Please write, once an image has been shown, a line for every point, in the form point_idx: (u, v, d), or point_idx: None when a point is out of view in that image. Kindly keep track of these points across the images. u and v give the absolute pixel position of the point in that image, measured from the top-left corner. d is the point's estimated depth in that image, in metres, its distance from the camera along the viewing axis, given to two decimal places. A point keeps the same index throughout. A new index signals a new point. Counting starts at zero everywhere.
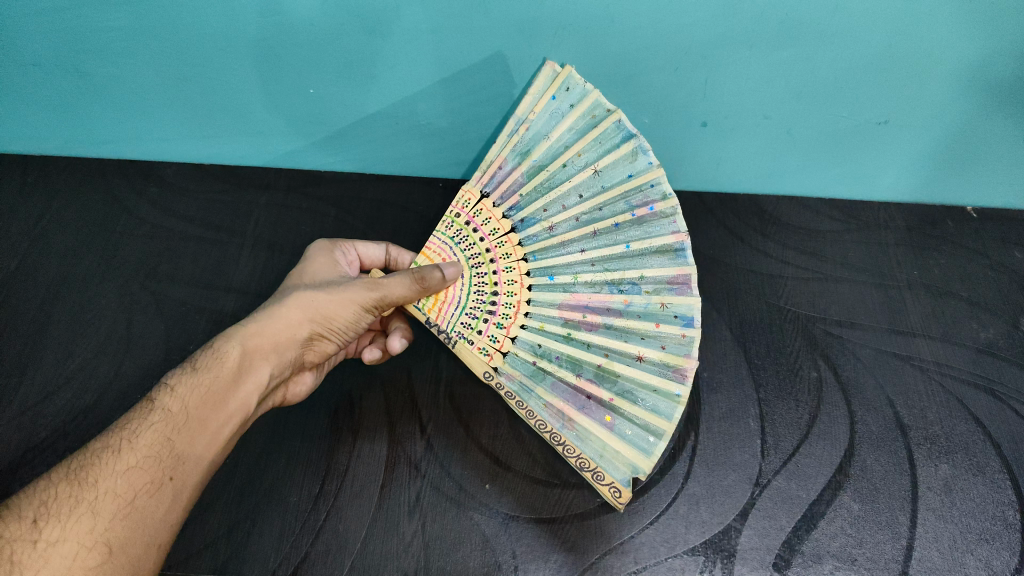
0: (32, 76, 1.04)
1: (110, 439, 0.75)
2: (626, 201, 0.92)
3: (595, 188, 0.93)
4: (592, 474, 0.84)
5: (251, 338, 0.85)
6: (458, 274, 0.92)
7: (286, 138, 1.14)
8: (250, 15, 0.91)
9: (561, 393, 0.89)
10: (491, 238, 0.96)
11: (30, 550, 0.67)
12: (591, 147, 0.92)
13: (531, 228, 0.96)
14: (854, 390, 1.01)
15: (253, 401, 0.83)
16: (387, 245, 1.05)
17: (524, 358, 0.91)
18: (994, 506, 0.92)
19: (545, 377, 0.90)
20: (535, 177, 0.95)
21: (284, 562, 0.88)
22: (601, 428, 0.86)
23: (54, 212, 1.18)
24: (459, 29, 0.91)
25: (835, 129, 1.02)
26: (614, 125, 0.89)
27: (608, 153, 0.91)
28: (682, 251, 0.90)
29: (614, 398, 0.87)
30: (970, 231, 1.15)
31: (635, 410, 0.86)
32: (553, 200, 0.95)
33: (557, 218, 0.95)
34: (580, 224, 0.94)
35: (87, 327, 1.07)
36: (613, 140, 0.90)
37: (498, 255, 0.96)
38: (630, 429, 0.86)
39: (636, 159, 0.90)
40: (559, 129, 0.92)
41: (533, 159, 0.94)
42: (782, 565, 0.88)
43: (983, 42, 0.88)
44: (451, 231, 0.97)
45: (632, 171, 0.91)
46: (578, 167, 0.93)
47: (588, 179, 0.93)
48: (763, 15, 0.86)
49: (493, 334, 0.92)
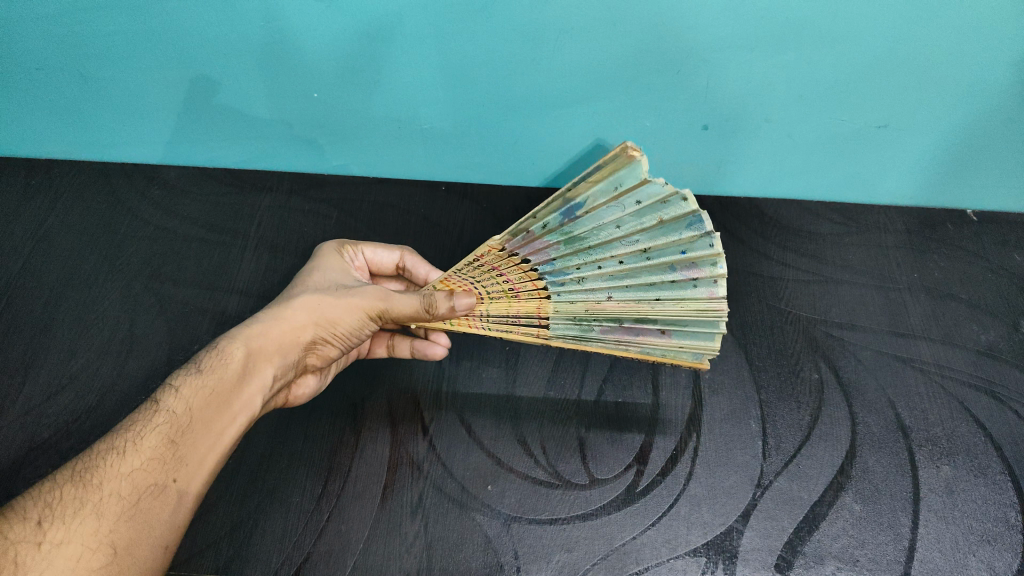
0: (36, 80, 1.05)
1: (114, 441, 0.75)
2: (673, 275, 0.78)
3: (637, 262, 0.78)
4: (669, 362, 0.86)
5: (256, 339, 0.85)
6: (472, 306, 0.87)
7: (289, 141, 1.14)
8: (255, 18, 0.92)
9: (610, 332, 0.85)
10: (515, 279, 0.86)
11: (34, 551, 0.66)
12: (644, 232, 0.74)
13: (559, 279, 0.83)
14: (856, 391, 1.02)
15: (258, 402, 0.83)
16: (402, 251, 1.05)
17: (562, 325, 0.86)
18: (996, 507, 0.92)
19: (591, 329, 0.86)
20: (573, 245, 0.78)
21: (285, 562, 0.88)
22: (659, 338, 0.83)
23: (59, 213, 1.19)
24: (461, 33, 0.92)
25: (836, 133, 1.03)
26: (683, 221, 0.72)
27: (663, 240, 0.74)
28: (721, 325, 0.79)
29: (663, 323, 0.82)
30: (971, 235, 1.16)
31: (689, 328, 0.81)
32: (589, 264, 0.80)
33: (589, 276, 0.81)
34: (610, 282, 0.81)
35: (91, 327, 1.08)
36: (672, 231, 0.73)
37: (521, 292, 0.87)
38: (688, 333, 0.82)
39: (692, 245, 0.74)
40: (610, 211, 0.73)
41: (574, 231, 0.77)
42: (783, 566, 0.88)
43: (981, 46, 0.88)
44: (470, 271, 0.88)
45: (686, 251, 0.74)
46: (622, 247, 0.77)
47: (634, 257, 0.78)
48: (763, 21, 0.87)
49: (527, 328, 0.88)
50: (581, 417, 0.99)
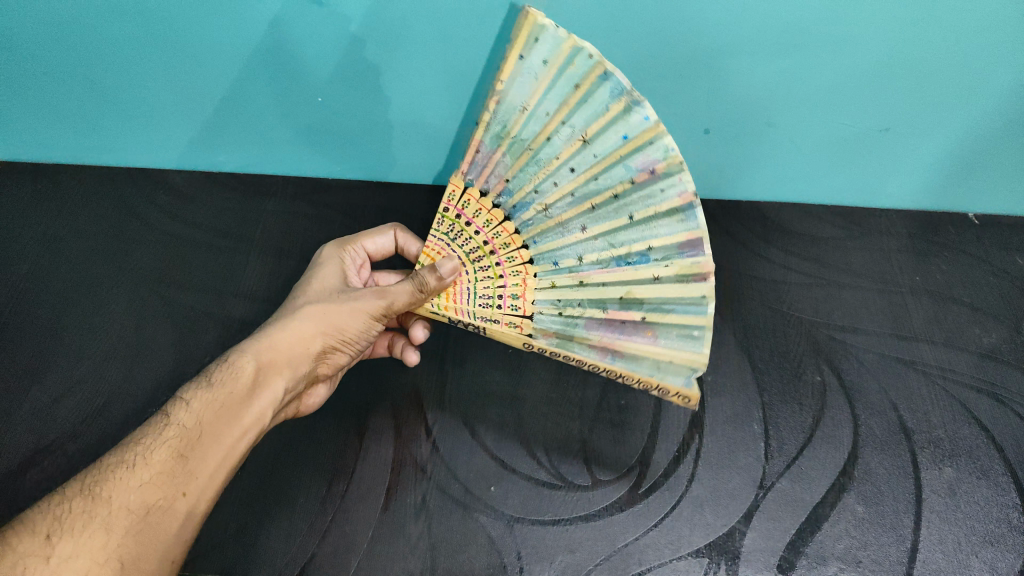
0: (45, 86, 1.06)
1: (125, 454, 0.76)
2: (623, 162, 0.84)
3: (586, 156, 0.87)
4: (656, 390, 0.83)
5: (266, 352, 0.86)
6: (457, 268, 0.90)
7: (294, 145, 1.16)
8: (263, 24, 0.94)
9: (597, 330, 0.90)
10: (487, 230, 0.96)
11: (42, 566, 0.66)
12: (576, 111, 0.84)
13: (528, 215, 0.95)
14: (858, 394, 1.02)
15: (269, 414, 0.83)
16: (393, 229, 1.06)
17: (550, 314, 0.92)
18: (999, 509, 0.92)
19: (577, 323, 0.91)
20: (520, 156, 0.92)
21: (291, 562, 0.89)
22: (645, 344, 0.86)
23: (66, 218, 1.20)
24: (464, 38, 0.94)
25: (837, 137, 1.04)
26: (599, 78, 0.80)
27: (596, 116, 0.83)
28: (692, 213, 0.82)
29: (646, 312, 0.87)
30: (972, 237, 1.16)
31: (668, 318, 0.86)
32: (545, 180, 0.91)
33: (550, 198, 0.92)
34: (575, 199, 0.91)
35: (98, 331, 1.09)
36: (601, 102, 0.82)
37: (497, 246, 0.96)
38: (674, 336, 0.86)
39: (628, 117, 0.81)
40: (536, 96, 0.85)
41: (514, 134, 0.89)
42: (786, 567, 0.88)
43: (980, 49, 0.89)
44: (444, 227, 0.98)
45: (626, 133, 0.82)
46: (565, 136, 0.87)
47: (579, 150, 0.87)
48: (763, 26, 0.88)
49: (513, 306, 0.93)
50: (585, 419, 0.99)
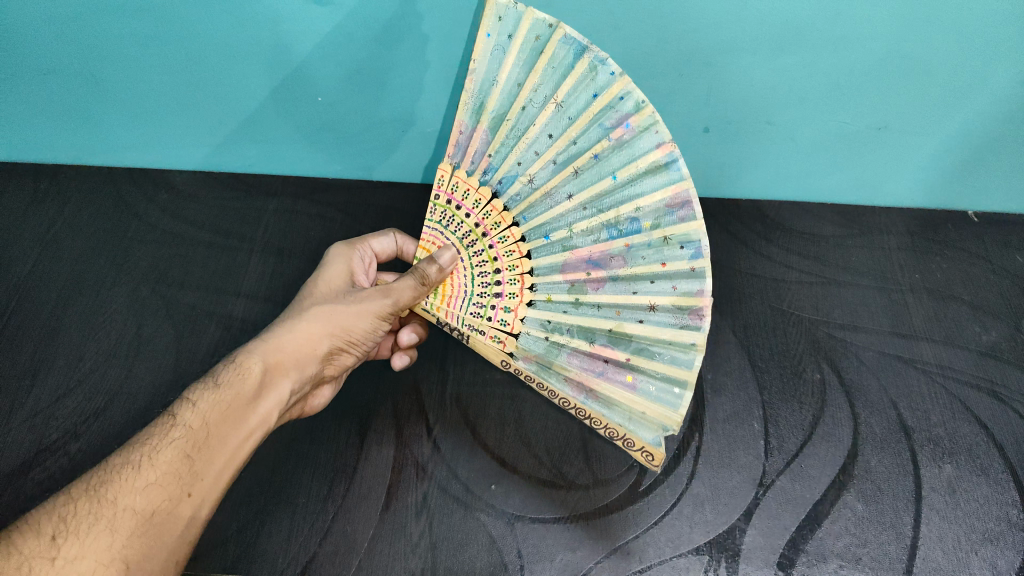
0: (45, 85, 1.06)
1: (131, 455, 0.76)
2: (598, 122, 0.87)
3: (563, 121, 0.89)
4: (623, 441, 0.85)
5: (273, 353, 0.86)
6: (455, 258, 0.94)
7: (295, 145, 1.16)
8: (263, 23, 0.94)
9: (579, 362, 0.89)
10: (477, 212, 0.95)
11: (48, 567, 0.67)
12: (545, 76, 0.87)
13: (515, 191, 0.94)
14: (858, 392, 1.02)
15: (275, 415, 0.83)
16: (394, 233, 1.07)
17: (536, 336, 0.92)
18: (998, 507, 0.93)
19: (561, 350, 0.90)
20: (499, 130, 0.92)
21: (292, 561, 0.89)
22: (624, 391, 0.87)
23: (67, 218, 1.20)
24: (464, 37, 0.94)
25: (837, 136, 1.04)
26: (561, 42, 0.84)
27: (564, 78, 0.86)
28: (673, 163, 0.84)
29: (631, 353, 0.87)
30: (972, 236, 1.16)
31: (650, 370, 0.86)
32: (525, 150, 0.92)
33: (533, 168, 0.93)
34: (558, 167, 0.91)
35: (99, 331, 1.09)
36: (566, 63, 0.85)
37: (488, 227, 0.95)
38: (653, 386, 0.86)
39: (595, 76, 0.84)
40: (506, 67, 0.88)
41: (491, 110, 0.91)
42: (786, 565, 0.89)
43: (980, 48, 0.89)
44: (436, 215, 0.97)
45: (596, 90, 0.85)
46: (539, 103, 0.89)
47: (554, 114, 0.89)
48: (762, 24, 0.88)
49: (502, 319, 0.93)
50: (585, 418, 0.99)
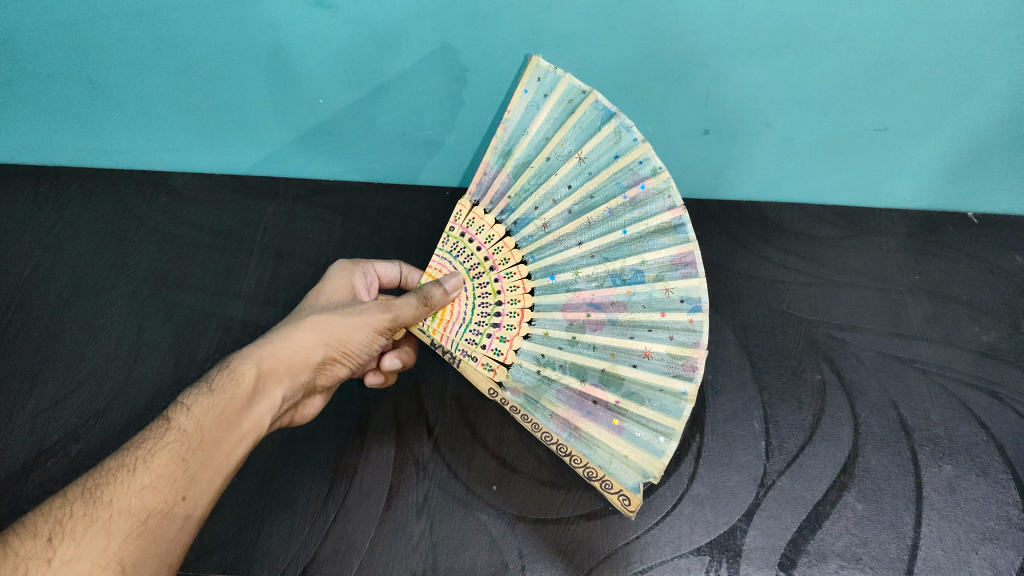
0: (46, 88, 1.06)
1: (125, 458, 0.75)
2: (616, 181, 0.91)
3: (583, 175, 0.93)
4: (602, 482, 0.84)
5: (267, 359, 0.86)
6: (460, 285, 0.95)
7: (294, 147, 1.16)
8: (263, 26, 0.94)
9: (567, 400, 0.89)
10: (489, 246, 0.98)
11: (44, 568, 0.67)
12: (572, 133, 0.91)
13: (528, 232, 0.97)
14: (857, 392, 1.02)
15: (266, 421, 0.83)
16: (401, 264, 1.06)
17: (528, 368, 0.92)
18: (998, 506, 0.93)
19: (550, 385, 0.91)
20: (521, 176, 0.96)
21: (293, 562, 0.89)
22: (609, 433, 0.87)
23: (67, 221, 1.20)
24: (464, 39, 0.94)
25: (835, 137, 1.04)
26: (592, 106, 0.88)
27: (591, 137, 0.90)
28: (681, 227, 0.89)
29: (620, 396, 0.88)
30: (971, 237, 1.16)
31: (636, 414, 0.87)
32: (543, 196, 0.95)
33: (549, 214, 0.96)
34: (573, 216, 0.94)
35: (100, 332, 1.09)
36: (593, 124, 0.90)
37: (497, 262, 0.97)
38: (639, 430, 0.86)
39: (618, 139, 0.89)
40: (537, 121, 0.92)
41: (516, 156, 0.94)
42: (787, 565, 0.89)
43: (976, 49, 0.90)
44: (447, 245, 0.99)
45: (617, 151, 0.90)
46: (562, 156, 0.93)
47: (575, 168, 0.92)
48: (761, 25, 0.88)
49: (496, 348, 0.94)
50: None
